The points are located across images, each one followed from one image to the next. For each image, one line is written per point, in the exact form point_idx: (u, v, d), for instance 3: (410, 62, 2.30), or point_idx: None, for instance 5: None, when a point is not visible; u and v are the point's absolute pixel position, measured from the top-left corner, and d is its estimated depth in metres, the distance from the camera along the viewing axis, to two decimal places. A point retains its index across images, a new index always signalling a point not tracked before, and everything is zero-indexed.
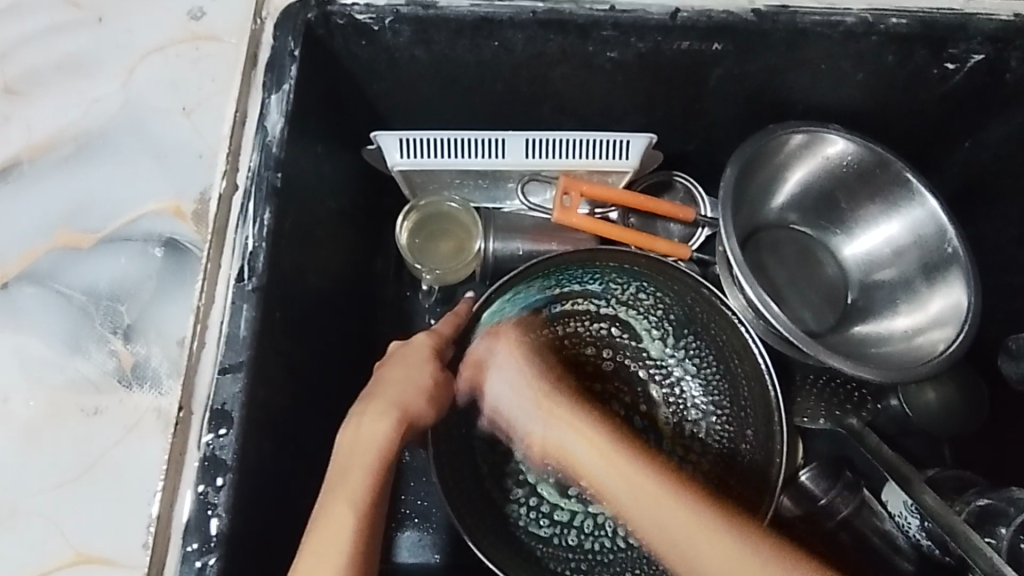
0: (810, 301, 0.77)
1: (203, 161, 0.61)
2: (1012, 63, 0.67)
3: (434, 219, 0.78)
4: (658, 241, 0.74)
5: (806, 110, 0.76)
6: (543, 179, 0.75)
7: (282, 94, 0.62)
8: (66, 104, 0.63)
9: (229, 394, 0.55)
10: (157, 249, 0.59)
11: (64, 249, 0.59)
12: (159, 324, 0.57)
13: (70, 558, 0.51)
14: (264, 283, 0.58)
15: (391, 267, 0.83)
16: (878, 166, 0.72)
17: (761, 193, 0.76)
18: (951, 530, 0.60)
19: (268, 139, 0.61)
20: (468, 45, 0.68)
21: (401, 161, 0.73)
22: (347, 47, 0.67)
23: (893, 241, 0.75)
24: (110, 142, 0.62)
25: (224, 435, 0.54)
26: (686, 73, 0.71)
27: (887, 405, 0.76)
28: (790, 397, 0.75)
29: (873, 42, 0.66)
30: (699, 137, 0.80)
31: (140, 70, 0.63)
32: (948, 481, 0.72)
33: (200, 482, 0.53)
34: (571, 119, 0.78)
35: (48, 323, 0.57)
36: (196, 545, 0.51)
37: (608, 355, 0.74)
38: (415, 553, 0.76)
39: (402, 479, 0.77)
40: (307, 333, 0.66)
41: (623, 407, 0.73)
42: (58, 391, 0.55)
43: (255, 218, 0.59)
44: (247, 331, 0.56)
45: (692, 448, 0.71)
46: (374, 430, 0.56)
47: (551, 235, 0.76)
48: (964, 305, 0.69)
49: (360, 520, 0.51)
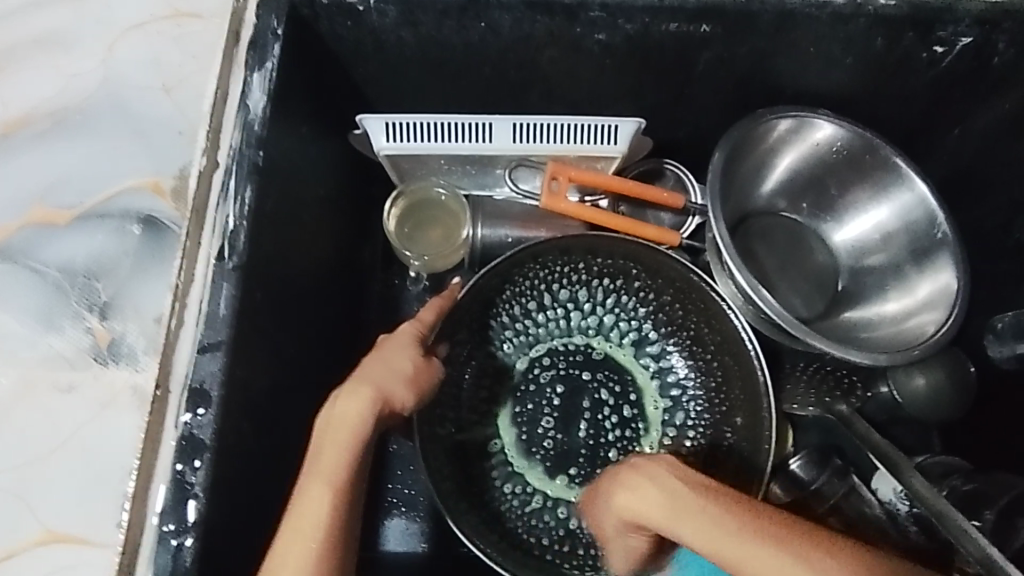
0: (800, 288, 0.77)
1: (182, 138, 0.62)
2: (1000, 46, 0.67)
3: (423, 206, 0.78)
4: (649, 228, 0.72)
5: (796, 96, 0.75)
6: (532, 165, 0.74)
7: (264, 72, 0.61)
8: (44, 79, 0.62)
9: (208, 373, 0.53)
10: (135, 227, 0.60)
11: (40, 224, 0.60)
12: (136, 300, 0.58)
13: (41, 536, 0.53)
14: (244, 261, 0.57)
15: (378, 256, 0.82)
16: (867, 151, 0.72)
17: (751, 179, 0.75)
18: (938, 516, 0.58)
19: (249, 117, 0.60)
20: (454, 27, 0.68)
21: (388, 145, 0.72)
22: (333, 28, 0.67)
23: (882, 227, 0.75)
24: (88, 118, 0.62)
25: (202, 414, 0.53)
26: (674, 57, 0.70)
27: (876, 391, 0.76)
28: (780, 383, 0.76)
29: (861, 25, 0.66)
30: (689, 124, 0.79)
31: (120, 47, 0.63)
32: (934, 468, 0.72)
33: (177, 461, 0.52)
34: (560, 105, 0.77)
35: (23, 300, 0.57)
36: (172, 526, 0.50)
37: (599, 345, 0.76)
38: (401, 541, 0.75)
39: (390, 468, 0.76)
40: (291, 318, 0.65)
41: (613, 395, 0.74)
42: (31, 368, 0.56)
43: (235, 196, 0.58)
44: (226, 309, 0.55)
45: (669, 431, 0.73)
46: (347, 410, 0.54)
47: (539, 221, 0.75)
48: (953, 289, 0.69)
49: (334, 502, 0.50)
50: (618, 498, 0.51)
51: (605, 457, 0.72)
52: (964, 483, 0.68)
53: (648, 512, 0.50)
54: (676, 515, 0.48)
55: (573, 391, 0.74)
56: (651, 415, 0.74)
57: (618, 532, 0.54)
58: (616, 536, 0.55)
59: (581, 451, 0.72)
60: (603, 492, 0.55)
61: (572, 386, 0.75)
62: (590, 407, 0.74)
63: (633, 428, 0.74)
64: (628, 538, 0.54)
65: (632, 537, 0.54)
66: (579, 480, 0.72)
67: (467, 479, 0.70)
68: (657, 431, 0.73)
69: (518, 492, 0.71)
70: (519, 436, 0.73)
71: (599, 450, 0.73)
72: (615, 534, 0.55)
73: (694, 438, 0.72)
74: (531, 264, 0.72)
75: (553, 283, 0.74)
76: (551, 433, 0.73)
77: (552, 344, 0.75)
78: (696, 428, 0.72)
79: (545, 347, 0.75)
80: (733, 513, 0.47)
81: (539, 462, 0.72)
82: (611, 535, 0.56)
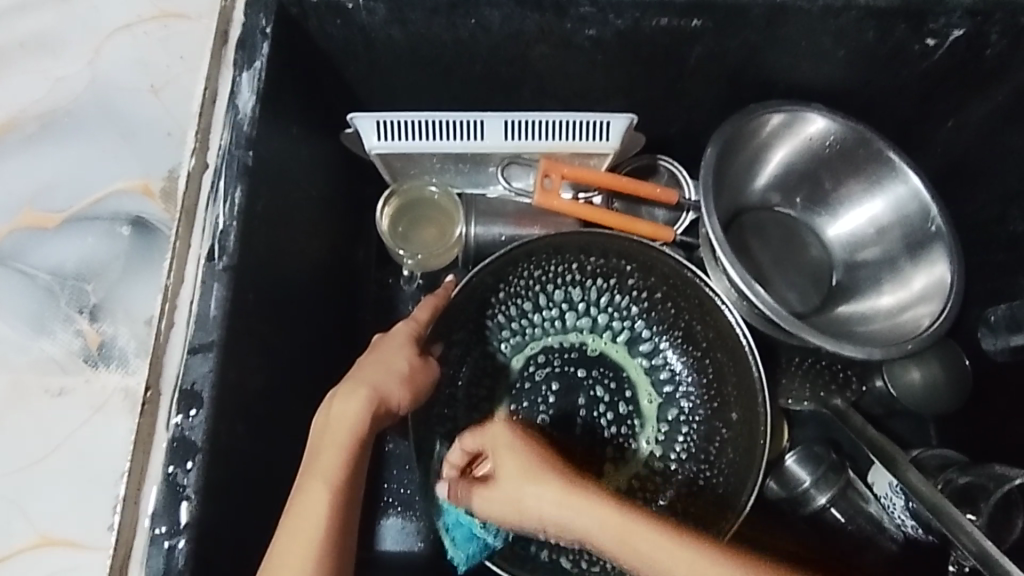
0: (795, 282, 0.76)
1: (171, 140, 0.62)
2: (991, 38, 0.66)
3: (416, 206, 0.77)
4: (642, 224, 0.73)
5: (788, 90, 0.75)
6: (525, 163, 0.74)
7: (253, 72, 0.61)
8: (32, 82, 0.62)
9: (200, 374, 0.53)
10: (125, 229, 0.60)
11: (29, 228, 0.59)
12: (126, 303, 0.58)
13: (34, 540, 0.53)
14: (235, 262, 0.57)
15: (372, 255, 0.82)
16: (860, 145, 0.72)
17: (744, 173, 0.75)
18: (933, 509, 0.58)
19: (238, 117, 0.60)
20: (444, 24, 0.68)
21: (379, 145, 0.71)
22: (323, 27, 0.67)
23: (876, 221, 0.75)
24: (76, 121, 0.62)
25: (194, 415, 0.53)
26: (666, 52, 0.70)
27: (872, 385, 0.76)
28: (776, 379, 0.75)
29: (853, 17, 0.66)
30: (682, 119, 0.79)
31: (108, 48, 0.63)
32: (931, 460, 0.72)
33: (169, 464, 0.52)
34: (552, 101, 0.77)
35: (13, 303, 0.57)
36: (164, 528, 0.51)
37: (593, 343, 0.75)
38: (398, 541, 0.75)
39: (385, 467, 0.76)
40: (284, 319, 0.65)
41: (609, 392, 0.74)
42: (21, 372, 0.56)
43: (225, 197, 0.58)
44: (217, 310, 0.55)
45: (662, 428, 0.73)
46: (344, 410, 0.54)
47: (534, 219, 0.75)
48: (947, 282, 0.69)
49: (333, 502, 0.50)
50: (573, 499, 0.49)
51: (602, 454, 0.73)
52: (959, 476, 0.67)
53: (599, 519, 0.47)
54: (631, 524, 0.47)
55: (569, 388, 0.74)
56: (648, 412, 0.74)
57: (521, 496, 0.50)
58: (507, 498, 0.51)
59: (577, 448, 0.72)
60: (547, 478, 0.51)
61: (568, 383, 0.74)
62: (586, 404, 0.74)
63: (628, 425, 0.74)
64: (518, 514, 0.51)
65: (524, 516, 0.51)
66: None
67: None
68: (653, 428, 0.74)
69: None
70: None
71: (596, 447, 0.73)
72: (511, 493, 0.51)
73: (688, 434, 0.73)
74: (526, 263, 0.72)
75: (546, 282, 0.74)
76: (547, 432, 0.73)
77: (547, 342, 0.75)
78: (689, 424, 0.73)
79: (540, 344, 0.75)
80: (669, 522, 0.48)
81: None
82: (503, 496, 0.51)
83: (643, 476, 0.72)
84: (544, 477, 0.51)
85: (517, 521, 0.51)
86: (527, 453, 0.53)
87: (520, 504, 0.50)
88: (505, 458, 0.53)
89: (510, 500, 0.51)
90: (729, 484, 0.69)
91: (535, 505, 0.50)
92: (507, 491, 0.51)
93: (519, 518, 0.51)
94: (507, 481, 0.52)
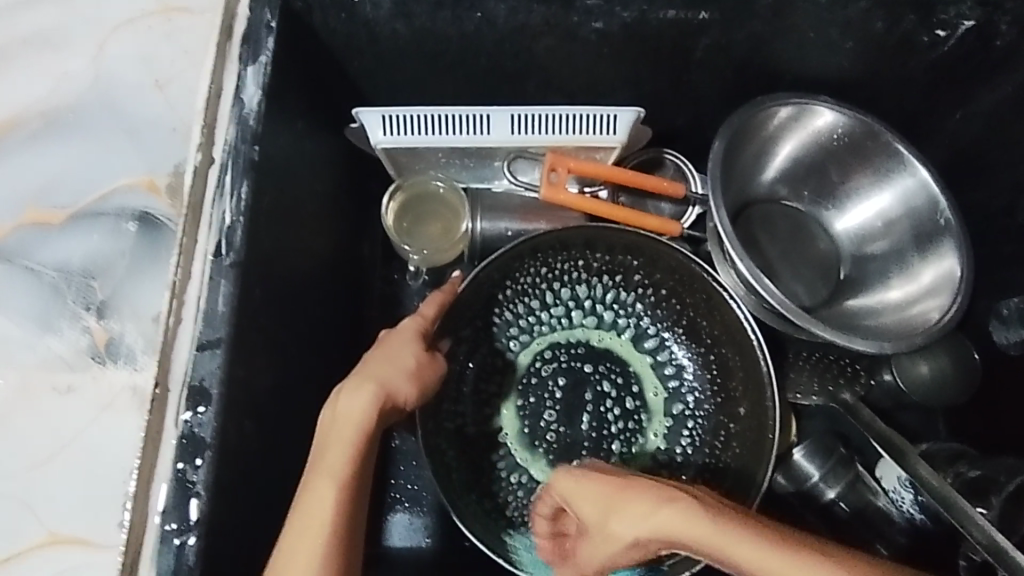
0: (803, 276, 0.76)
1: (176, 135, 0.61)
2: (1001, 27, 0.66)
3: (422, 200, 0.77)
4: (650, 219, 0.71)
5: (795, 82, 0.74)
6: (531, 157, 0.73)
7: (258, 66, 0.60)
8: (36, 78, 0.62)
9: (207, 371, 0.53)
10: (131, 225, 0.59)
11: (34, 225, 0.59)
12: (132, 300, 0.58)
13: (44, 538, 0.53)
14: (242, 258, 0.57)
15: (378, 251, 0.81)
16: (867, 138, 0.71)
17: (751, 166, 0.74)
18: (944, 502, 0.58)
19: (243, 112, 0.59)
20: (449, 16, 0.67)
21: (384, 139, 0.70)
22: (327, 20, 0.66)
23: (885, 214, 0.74)
24: (81, 117, 0.61)
25: (202, 412, 0.53)
26: (673, 44, 0.69)
27: (880, 379, 0.75)
28: (783, 372, 0.75)
29: (861, 8, 0.65)
30: (688, 112, 0.78)
31: (111, 43, 0.62)
32: (941, 452, 0.72)
33: (179, 460, 0.51)
34: (557, 94, 0.76)
35: (21, 301, 0.57)
36: (174, 525, 0.50)
37: (599, 339, 0.75)
38: (406, 537, 0.75)
39: (392, 463, 0.76)
40: (291, 314, 0.64)
41: (616, 387, 0.74)
42: (29, 370, 0.56)
43: (231, 193, 0.58)
44: (224, 306, 0.55)
45: (668, 422, 0.73)
46: (351, 406, 0.53)
47: (540, 213, 0.75)
48: (956, 275, 0.69)
49: (340, 498, 0.50)
50: (665, 515, 0.45)
51: (608, 450, 0.72)
52: (970, 470, 0.68)
53: (707, 536, 0.43)
54: (734, 535, 0.42)
55: (576, 383, 0.74)
56: (654, 407, 0.74)
57: (619, 534, 0.46)
58: (607, 540, 0.47)
59: (584, 444, 0.72)
60: (625, 500, 0.47)
61: (575, 379, 0.74)
62: (592, 399, 0.74)
63: (635, 420, 0.73)
64: (625, 551, 0.47)
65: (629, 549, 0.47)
66: None
67: (470, 472, 0.70)
68: (659, 423, 0.73)
69: (523, 482, 0.71)
70: (523, 429, 0.73)
71: (602, 443, 0.73)
72: (608, 537, 0.47)
73: (694, 428, 0.73)
74: (531, 258, 0.72)
75: (550, 278, 0.74)
76: (554, 427, 0.73)
77: (553, 338, 0.75)
78: (696, 418, 0.73)
79: (546, 340, 0.75)
80: (728, 510, 0.44)
81: (543, 455, 0.72)
82: (602, 538, 0.47)
83: (650, 470, 0.72)
84: (629, 501, 0.46)
85: (631, 559, 0.47)
86: (598, 483, 0.49)
87: (620, 542, 0.46)
88: (580, 501, 0.49)
89: (603, 539, 0.47)
90: (740, 480, 0.68)
91: (637, 534, 0.46)
92: (598, 531, 0.48)
93: (630, 557, 0.47)
94: (600, 526, 0.48)
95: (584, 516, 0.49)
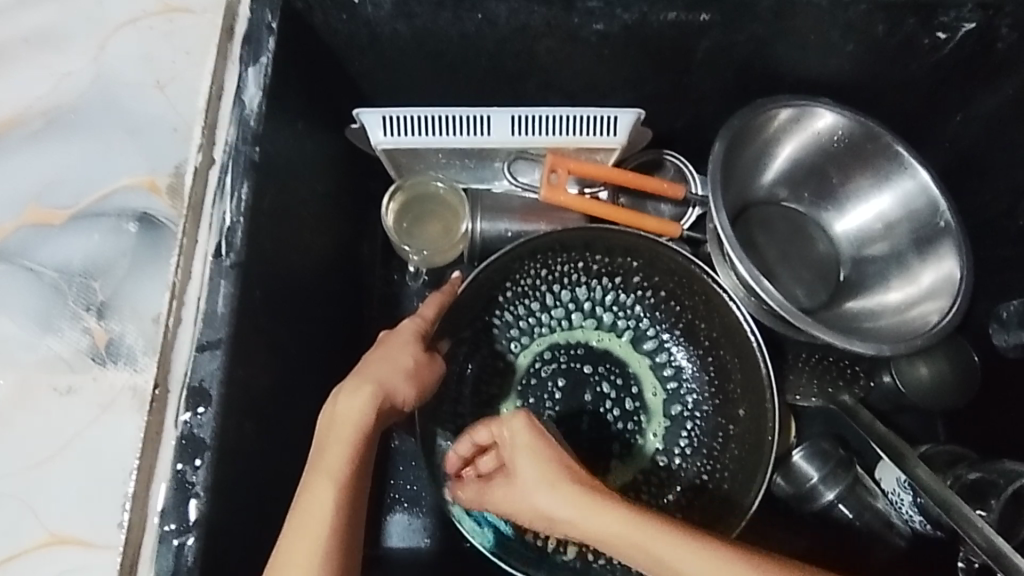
0: (802, 277, 0.76)
1: (177, 135, 0.61)
2: (1002, 30, 0.66)
3: (422, 201, 0.76)
4: (650, 221, 0.71)
5: (796, 84, 0.75)
6: (531, 158, 0.73)
7: (259, 67, 0.60)
8: (37, 77, 0.62)
9: (207, 371, 0.54)
10: (131, 226, 0.59)
11: (35, 225, 0.59)
12: (132, 300, 0.58)
13: (43, 539, 0.53)
14: (242, 258, 0.57)
15: (377, 251, 0.81)
16: (868, 139, 0.71)
17: (750, 168, 0.74)
18: (943, 505, 0.58)
19: (244, 113, 0.60)
20: (450, 18, 0.67)
21: (385, 140, 0.70)
22: (328, 21, 0.66)
23: (884, 216, 0.74)
24: (82, 117, 0.61)
25: (202, 413, 0.53)
26: (673, 46, 0.69)
27: (879, 381, 0.75)
28: (782, 374, 0.74)
29: (862, 11, 0.65)
30: (689, 114, 0.79)
31: (113, 43, 0.62)
32: (940, 455, 0.72)
33: (178, 461, 0.52)
34: (558, 95, 0.76)
35: (21, 301, 0.57)
36: (174, 525, 0.51)
37: (598, 339, 0.75)
38: (405, 537, 0.75)
39: (391, 464, 0.76)
40: (290, 315, 0.64)
41: (615, 387, 0.74)
42: (29, 370, 0.56)
43: (231, 194, 0.58)
44: (224, 307, 0.55)
45: (667, 423, 0.73)
46: (350, 406, 0.53)
47: (540, 214, 0.75)
48: (956, 277, 0.68)
49: (339, 498, 0.50)
50: (614, 520, 0.45)
51: (608, 451, 0.73)
52: (969, 472, 0.67)
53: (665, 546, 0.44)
54: (700, 551, 0.44)
55: (575, 384, 0.74)
56: (653, 409, 0.74)
57: (541, 502, 0.47)
58: (522, 499, 0.48)
59: (584, 445, 0.72)
60: (565, 482, 0.47)
61: (575, 380, 0.74)
62: (592, 400, 0.74)
63: (634, 421, 0.73)
64: (533, 519, 0.48)
65: (541, 520, 0.48)
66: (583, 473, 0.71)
67: None
68: (658, 424, 0.73)
69: None
70: None
71: (602, 444, 0.73)
72: (527, 496, 0.48)
73: (693, 429, 0.73)
74: (530, 259, 0.72)
75: (549, 279, 0.74)
76: (553, 428, 0.73)
77: (553, 339, 0.75)
78: (696, 419, 0.73)
79: (546, 340, 0.75)
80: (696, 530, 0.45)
81: None
82: (520, 502, 0.48)
83: (649, 470, 0.72)
84: (569, 489, 0.47)
85: (535, 524, 0.49)
86: (550, 453, 0.49)
87: (536, 511, 0.48)
88: (520, 456, 0.49)
89: (522, 498, 0.48)
90: (740, 481, 0.69)
91: (562, 518, 0.47)
92: (524, 492, 0.48)
93: (536, 520, 0.49)
94: (525, 482, 0.48)
95: (512, 457, 0.50)
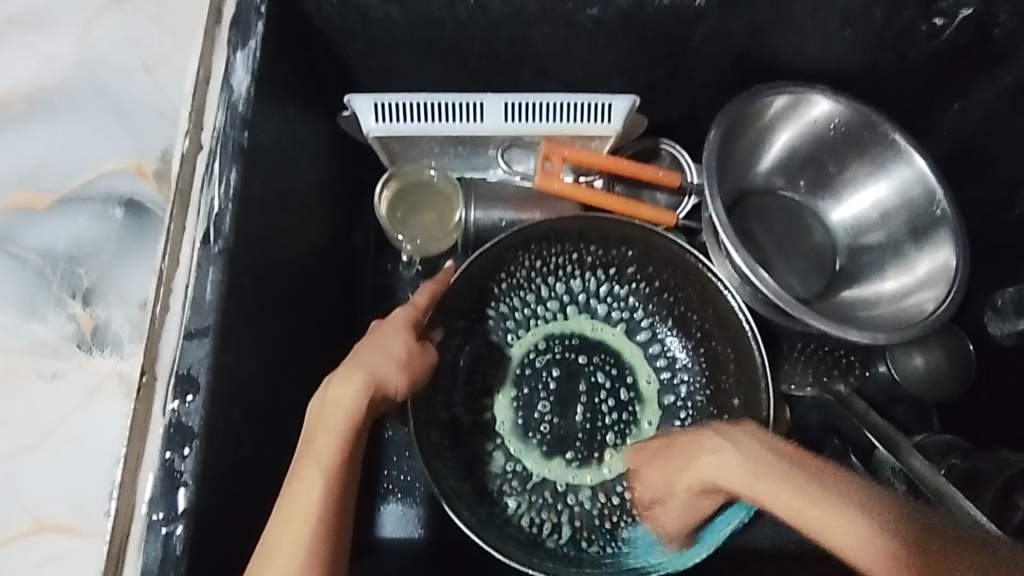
0: (799, 267, 0.75)
1: (165, 120, 0.60)
2: (1001, 17, 0.65)
3: (414, 189, 0.75)
4: (647, 209, 0.71)
5: (793, 73, 0.74)
6: (525, 145, 0.73)
7: (247, 51, 0.59)
8: (20, 60, 0.61)
9: (195, 359, 0.53)
10: (118, 211, 0.59)
11: (19, 208, 0.58)
12: (119, 286, 0.57)
13: (29, 526, 0.53)
14: (231, 245, 0.56)
15: (370, 240, 0.80)
16: (865, 127, 0.71)
17: (747, 156, 0.74)
18: (937, 494, 0.58)
19: (233, 97, 0.58)
20: (443, 2, 0.66)
21: (377, 127, 0.69)
22: (320, 6, 0.65)
23: (881, 205, 0.74)
24: (67, 101, 0.61)
25: (191, 401, 0.52)
26: (669, 33, 0.69)
27: (874, 371, 0.76)
28: (777, 364, 0.75)
29: None
30: (685, 103, 0.78)
31: (100, 26, 0.62)
32: (933, 445, 0.71)
33: (166, 449, 0.51)
34: (553, 83, 0.75)
35: (7, 286, 0.57)
36: (162, 514, 0.50)
37: (593, 329, 0.74)
38: (397, 527, 0.74)
39: (385, 453, 0.75)
40: (280, 303, 0.63)
41: (610, 377, 0.73)
42: (15, 356, 0.56)
43: (220, 178, 0.57)
44: (213, 294, 0.54)
45: (662, 413, 0.73)
46: (341, 392, 0.53)
47: (534, 203, 0.73)
48: (952, 266, 0.68)
49: (327, 485, 0.49)
50: (716, 461, 0.48)
51: (602, 441, 0.71)
52: (963, 462, 0.67)
53: (758, 478, 0.46)
54: (773, 481, 0.45)
55: (569, 374, 0.73)
56: (648, 399, 0.73)
57: (674, 490, 0.54)
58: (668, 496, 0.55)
59: (578, 435, 0.71)
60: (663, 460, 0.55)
61: (569, 369, 0.73)
62: (586, 390, 0.73)
63: (629, 412, 0.72)
64: (693, 501, 0.54)
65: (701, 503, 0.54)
66: (577, 463, 0.71)
67: (464, 462, 0.70)
68: (653, 414, 0.73)
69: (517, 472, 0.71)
70: (516, 420, 0.72)
71: (596, 434, 0.72)
72: (672, 496, 0.55)
73: (686, 419, 0.72)
74: (524, 249, 0.71)
75: (542, 269, 0.73)
76: (547, 418, 0.72)
77: (548, 329, 0.74)
78: (689, 409, 0.72)
79: (541, 330, 0.74)
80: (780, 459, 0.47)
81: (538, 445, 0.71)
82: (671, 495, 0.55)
83: None
84: (672, 462, 0.54)
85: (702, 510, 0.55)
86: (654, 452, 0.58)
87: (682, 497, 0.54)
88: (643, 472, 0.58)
89: (670, 498, 0.56)
90: None
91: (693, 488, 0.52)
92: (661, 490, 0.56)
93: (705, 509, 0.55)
94: (662, 489, 0.56)
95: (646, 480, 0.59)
